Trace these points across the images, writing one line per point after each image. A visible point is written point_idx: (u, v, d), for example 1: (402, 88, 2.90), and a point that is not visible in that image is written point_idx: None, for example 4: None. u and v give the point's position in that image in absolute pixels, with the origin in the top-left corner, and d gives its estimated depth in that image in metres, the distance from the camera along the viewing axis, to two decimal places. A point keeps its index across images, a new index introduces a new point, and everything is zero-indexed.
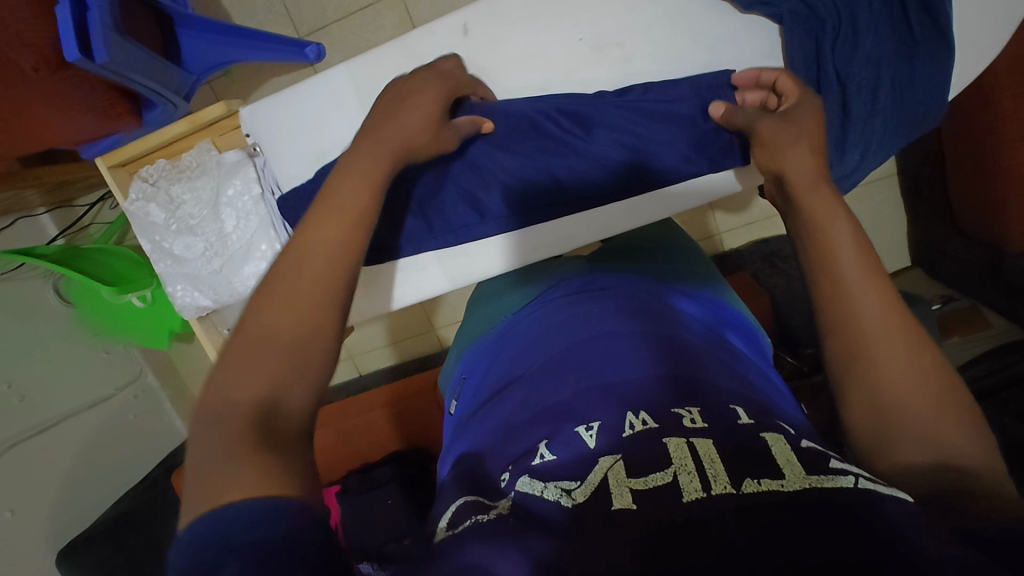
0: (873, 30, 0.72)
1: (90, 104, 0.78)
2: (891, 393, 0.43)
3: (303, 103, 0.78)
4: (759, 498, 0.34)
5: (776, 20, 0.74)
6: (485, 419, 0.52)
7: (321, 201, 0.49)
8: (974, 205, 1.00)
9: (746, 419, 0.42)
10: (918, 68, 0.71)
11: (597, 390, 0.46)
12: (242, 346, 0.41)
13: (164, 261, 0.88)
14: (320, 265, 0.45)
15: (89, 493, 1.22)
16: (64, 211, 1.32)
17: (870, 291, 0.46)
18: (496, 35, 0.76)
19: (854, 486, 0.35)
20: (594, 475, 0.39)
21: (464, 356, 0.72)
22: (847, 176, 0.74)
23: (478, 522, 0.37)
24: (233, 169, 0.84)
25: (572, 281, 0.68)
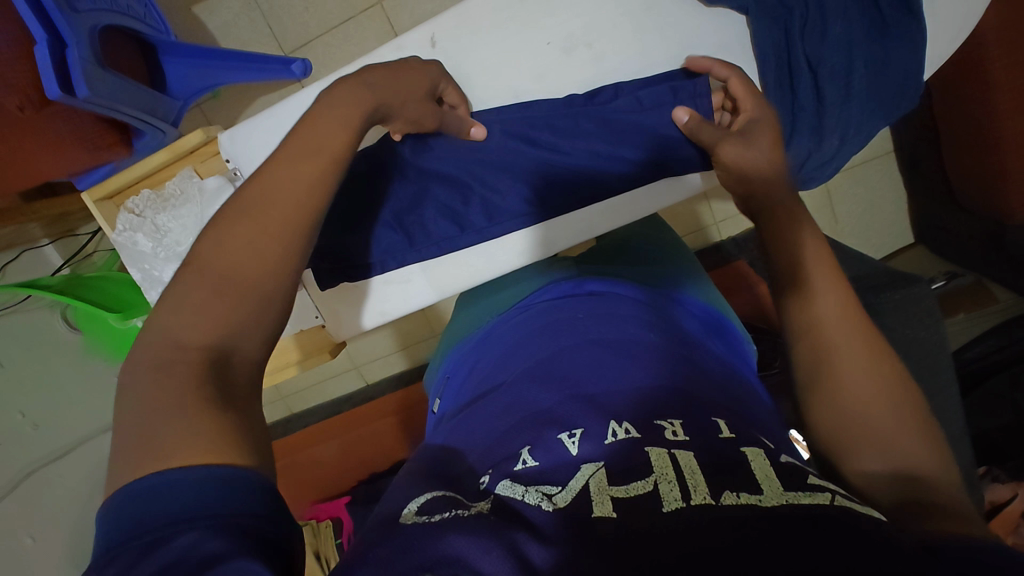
0: (842, 14, 0.71)
1: (82, 139, 0.80)
2: (857, 406, 0.48)
3: (278, 125, 0.78)
4: (737, 509, 0.35)
5: (742, 11, 0.73)
6: (468, 423, 0.53)
7: (290, 141, 0.50)
8: (972, 179, 0.98)
9: (726, 431, 0.43)
10: (892, 47, 0.71)
11: (579, 398, 0.47)
12: (200, 286, 0.41)
13: (155, 289, 0.88)
14: (281, 219, 0.45)
15: None
16: (67, 240, 1.34)
17: (837, 314, 0.53)
18: (466, 44, 0.75)
19: (831, 502, 0.36)
20: (576, 481, 0.39)
21: (447, 358, 0.74)
22: (825, 164, 0.76)
23: (455, 516, 0.38)
24: (213, 195, 0.85)
25: (558, 282, 0.69)
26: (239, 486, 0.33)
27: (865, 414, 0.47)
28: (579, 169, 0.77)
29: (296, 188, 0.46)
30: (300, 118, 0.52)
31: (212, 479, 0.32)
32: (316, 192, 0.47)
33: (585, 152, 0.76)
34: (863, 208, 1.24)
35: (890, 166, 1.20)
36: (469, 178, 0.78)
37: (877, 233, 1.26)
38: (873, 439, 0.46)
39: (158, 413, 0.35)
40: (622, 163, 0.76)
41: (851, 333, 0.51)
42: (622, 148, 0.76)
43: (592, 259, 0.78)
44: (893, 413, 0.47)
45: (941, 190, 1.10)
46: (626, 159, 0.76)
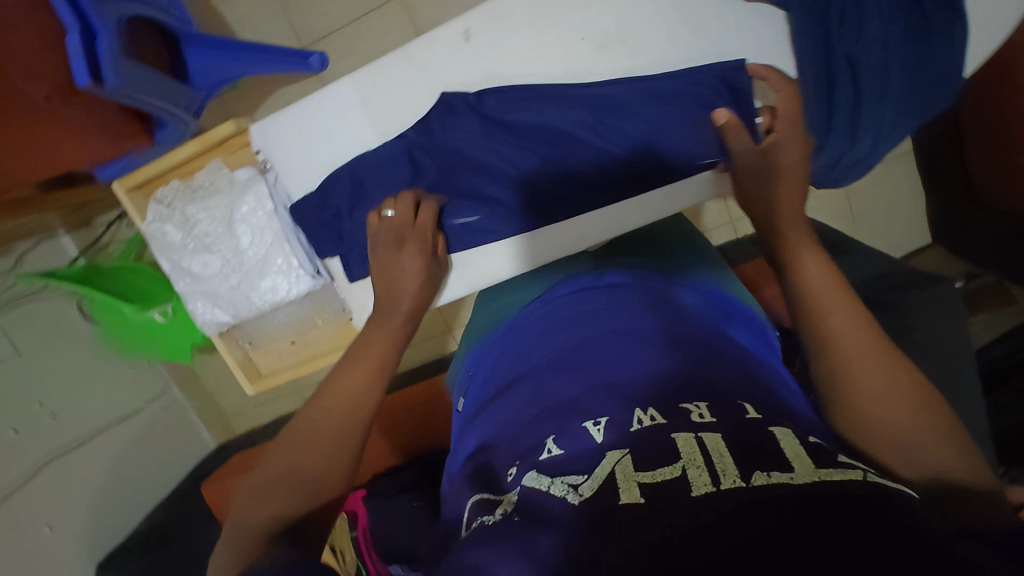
0: (881, 14, 0.70)
1: (103, 130, 0.79)
2: (871, 417, 0.47)
3: (311, 116, 0.78)
4: (768, 488, 0.35)
5: (781, 6, 0.72)
6: (495, 417, 0.53)
7: (356, 351, 0.63)
8: (994, 179, 0.97)
9: (753, 413, 0.43)
10: (931, 48, 0.70)
11: (604, 386, 0.47)
12: (277, 465, 0.54)
13: (183, 279, 0.89)
14: (342, 415, 0.57)
15: (123, 504, 1.25)
16: (83, 230, 1.35)
17: (844, 321, 0.52)
18: (498, 38, 0.75)
19: (863, 479, 0.36)
20: (601, 469, 0.40)
21: (469, 355, 0.74)
22: (857, 164, 0.75)
23: (485, 525, 0.39)
24: (244, 186, 0.86)
25: (579, 276, 0.69)
26: None
27: (881, 412, 0.47)
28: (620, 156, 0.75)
29: (362, 371, 0.61)
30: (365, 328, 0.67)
31: None
32: (378, 377, 0.61)
33: (622, 142, 0.75)
34: (880, 208, 1.24)
35: (910, 165, 1.20)
36: (495, 164, 0.76)
37: (895, 232, 1.25)
38: (895, 442, 0.46)
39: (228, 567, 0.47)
40: (658, 155, 0.75)
41: (864, 337, 0.51)
42: (659, 141, 0.74)
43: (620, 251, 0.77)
44: (902, 394, 0.48)
45: (963, 188, 1.09)
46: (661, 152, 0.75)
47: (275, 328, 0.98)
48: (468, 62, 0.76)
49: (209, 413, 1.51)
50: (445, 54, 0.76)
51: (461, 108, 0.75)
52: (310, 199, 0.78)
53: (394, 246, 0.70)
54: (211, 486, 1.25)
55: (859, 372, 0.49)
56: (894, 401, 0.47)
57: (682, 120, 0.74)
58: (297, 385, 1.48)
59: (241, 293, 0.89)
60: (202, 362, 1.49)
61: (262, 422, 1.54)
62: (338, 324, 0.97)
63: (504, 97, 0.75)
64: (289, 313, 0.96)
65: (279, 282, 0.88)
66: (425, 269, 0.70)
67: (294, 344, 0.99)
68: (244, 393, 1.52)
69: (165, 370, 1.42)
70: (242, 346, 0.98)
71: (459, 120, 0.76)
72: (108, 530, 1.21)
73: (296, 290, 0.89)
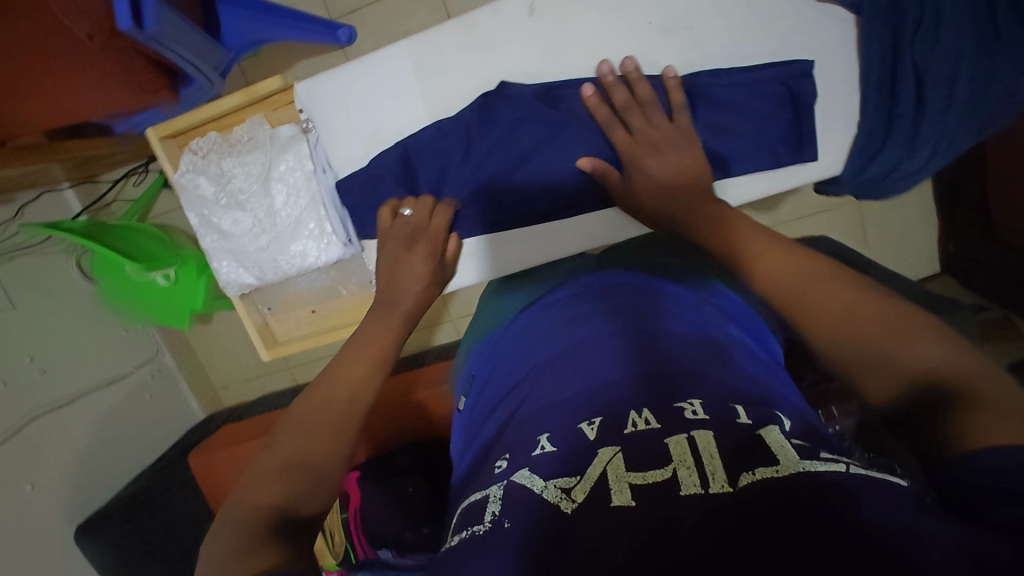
0: (955, 23, 0.66)
1: (130, 79, 0.77)
2: (843, 339, 0.46)
3: (362, 82, 0.76)
4: (755, 490, 0.33)
5: (855, 10, 0.69)
6: (494, 424, 0.51)
7: (353, 346, 0.61)
8: (1015, 212, 0.98)
9: (745, 417, 0.40)
10: (999, 63, 0.66)
11: (599, 386, 0.45)
12: (282, 450, 0.51)
13: (211, 236, 0.88)
14: (351, 401, 0.55)
15: (106, 470, 1.22)
16: (87, 187, 1.32)
17: (782, 267, 0.51)
18: (559, 16, 0.72)
19: (846, 471, 0.34)
20: (593, 469, 0.37)
21: (472, 356, 0.72)
22: (912, 175, 0.72)
23: (475, 535, 0.36)
24: (285, 144, 0.84)
25: (583, 278, 0.67)
26: None
27: (846, 327, 0.46)
28: None
29: (367, 355, 0.59)
30: (369, 318, 0.65)
31: None
32: (379, 366, 0.59)
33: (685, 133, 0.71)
34: (892, 233, 1.24)
35: (926, 193, 1.20)
36: (541, 145, 0.74)
37: (905, 258, 1.26)
38: (864, 351, 0.45)
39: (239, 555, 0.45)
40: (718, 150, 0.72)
41: (806, 273, 0.50)
42: (717, 138, 0.72)
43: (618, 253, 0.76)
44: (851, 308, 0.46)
45: (979, 218, 1.09)
46: (722, 148, 0.72)
47: (298, 295, 0.96)
48: (526, 39, 0.73)
49: (199, 383, 1.47)
50: (503, 27, 0.73)
51: (523, 95, 0.73)
52: (358, 180, 0.77)
53: (405, 246, 0.69)
54: (198, 458, 1.22)
55: (815, 300, 0.48)
56: (872, 320, 0.45)
57: (740, 120, 0.72)
58: (291, 363, 1.45)
59: (268, 255, 0.88)
60: (196, 331, 1.45)
61: (251, 398, 1.51)
62: (361, 296, 0.95)
63: (561, 82, 0.74)
64: (315, 280, 0.95)
65: (309, 247, 0.87)
66: (431, 273, 0.68)
67: (314, 313, 0.97)
68: (236, 367, 1.48)
69: (159, 335, 1.39)
70: (261, 311, 0.97)
71: (506, 102, 0.73)
72: (89, 493, 1.18)
73: (325, 257, 0.87)
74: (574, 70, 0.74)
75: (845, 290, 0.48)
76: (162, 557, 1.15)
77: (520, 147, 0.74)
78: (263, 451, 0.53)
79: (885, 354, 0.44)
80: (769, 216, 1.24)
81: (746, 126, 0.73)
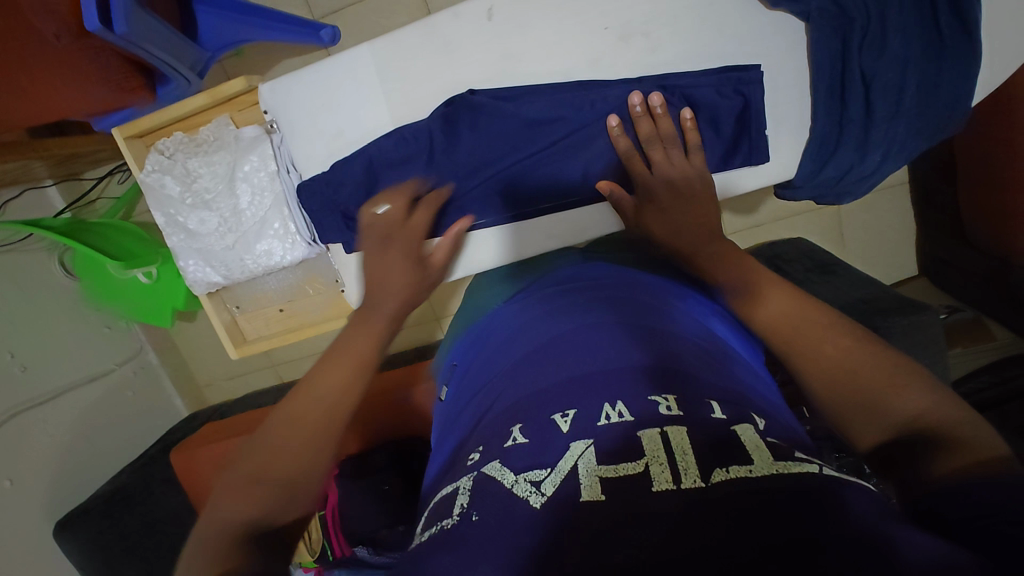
0: (901, 30, 0.67)
1: (104, 77, 0.78)
2: (831, 382, 0.48)
3: (320, 85, 0.77)
4: (729, 489, 0.33)
5: (803, 17, 0.70)
6: (469, 418, 0.51)
7: (333, 349, 0.58)
8: (984, 217, 0.99)
9: (719, 411, 0.40)
10: (944, 69, 0.67)
11: (573, 379, 0.44)
12: (255, 462, 0.52)
13: (177, 235, 0.89)
14: (327, 414, 0.54)
15: (86, 466, 1.22)
16: (71, 183, 1.32)
17: (785, 306, 0.53)
18: (520, 20, 0.73)
19: (820, 473, 0.35)
20: (565, 462, 0.37)
21: (454, 344, 0.73)
22: (866, 178, 0.73)
23: (444, 529, 0.36)
24: (250, 144, 0.85)
25: (562, 275, 0.68)
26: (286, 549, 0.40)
27: (841, 368, 0.48)
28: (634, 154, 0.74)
29: (350, 363, 0.57)
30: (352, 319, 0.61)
31: None
32: (360, 374, 0.57)
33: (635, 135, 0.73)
34: (868, 236, 1.26)
35: (903, 197, 1.21)
36: (489, 159, 0.76)
37: (882, 261, 1.27)
38: (856, 397, 0.47)
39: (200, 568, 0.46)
40: None
41: (803, 311, 0.52)
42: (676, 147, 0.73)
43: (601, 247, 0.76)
44: (845, 352, 0.49)
45: (952, 223, 1.11)
46: None
47: (265, 294, 0.97)
48: (487, 43, 0.74)
49: (183, 380, 1.48)
50: (468, 32, 0.74)
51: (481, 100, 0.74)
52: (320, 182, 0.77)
53: (381, 241, 0.64)
54: (179, 454, 1.23)
55: (813, 337, 0.50)
56: (856, 369, 0.48)
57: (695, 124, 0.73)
58: (274, 360, 1.45)
59: (235, 254, 0.89)
60: (179, 329, 1.46)
61: (235, 395, 1.51)
62: (329, 295, 0.96)
63: (515, 87, 0.75)
64: (282, 279, 0.96)
65: (274, 247, 0.88)
66: (413, 272, 0.63)
67: (282, 312, 0.98)
68: (218, 364, 1.49)
69: (142, 333, 1.39)
70: (229, 309, 0.98)
71: (460, 109, 0.74)
72: (67, 490, 1.18)
73: (291, 256, 0.88)
74: (540, 74, 0.75)
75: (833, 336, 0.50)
76: (142, 553, 1.16)
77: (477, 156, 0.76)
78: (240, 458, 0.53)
79: (872, 399, 0.46)
80: (749, 218, 1.25)
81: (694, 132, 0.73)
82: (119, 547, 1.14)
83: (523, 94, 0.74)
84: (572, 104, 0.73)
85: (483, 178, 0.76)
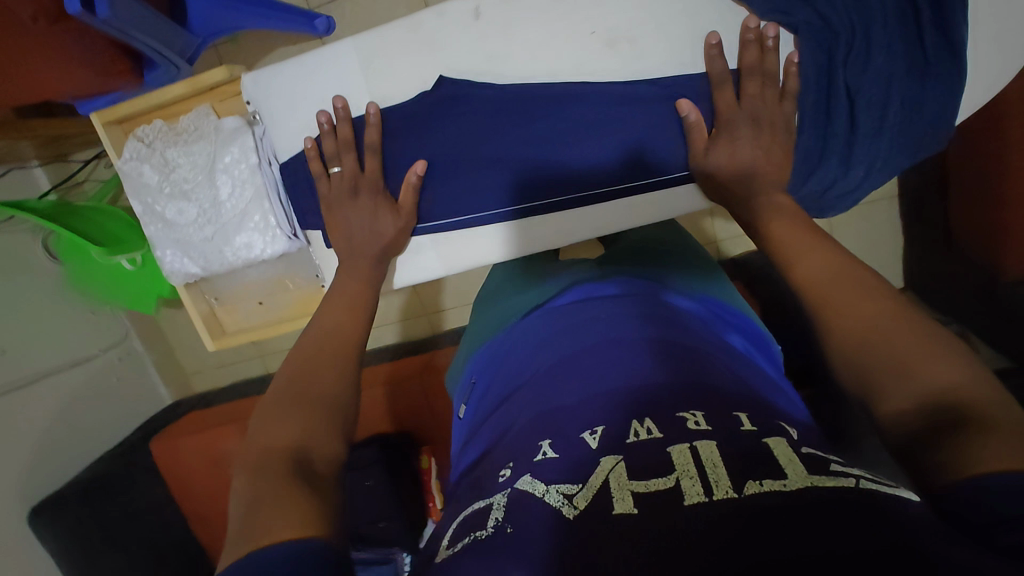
0: (886, 46, 0.67)
1: (88, 61, 0.77)
2: (855, 346, 0.42)
3: (302, 76, 0.76)
4: (761, 502, 0.30)
5: (792, 30, 0.68)
6: (490, 430, 0.46)
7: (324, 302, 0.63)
8: (975, 231, 0.98)
9: (748, 424, 0.36)
10: (929, 89, 0.67)
11: (601, 394, 0.41)
12: (282, 403, 0.48)
13: (154, 224, 0.88)
14: (335, 353, 0.54)
15: (67, 452, 1.21)
16: (59, 165, 1.31)
17: (822, 269, 0.48)
18: (509, 20, 0.72)
19: (860, 485, 0.31)
20: (595, 477, 0.34)
21: (473, 358, 0.63)
22: (850, 193, 0.73)
23: (475, 540, 0.33)
24: (229, 136, 0.83)
25: (582, 281, 0.60)
26: (307, 547, 0.36)
27: (866, 333, 0.42)
28: (608, 157, 0.74)
29: (346, 313, 0.61)
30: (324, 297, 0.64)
31: (298, 552, 0.36)
32: (359, 312, 0.62)
33: (610, 136, 0.73)
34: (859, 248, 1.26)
35: (894, 209, 1.22)
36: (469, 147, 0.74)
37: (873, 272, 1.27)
38: (880, 364, 0.40)
39: (257, 498, 0.40)
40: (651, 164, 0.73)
41: (843, 274, 0.46)
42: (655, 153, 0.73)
43: (621, 254, 0.70)
44: (874, 315, 0.43)
45: (941, 236, 1.11)
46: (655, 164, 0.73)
47: (245, 286, 0.96)
48: (476, 42, 0.73)
49: (168, 369, 1.47)
50: (456, 31, 0.73)
51: (461, 94, 0.74)
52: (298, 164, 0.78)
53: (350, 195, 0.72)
54: (161, 444, 1.27)
55: (842, 303, 0.44)
56: (879, 335, 0.41)
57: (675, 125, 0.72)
58: (263, 351, 1.44)
59: (214, 246, 0.88)
60: (166, 316, 1.45)
61: (221, 384, 1.50)
62: (308, 289, 0.95)
63: (496, 82, 0.74)
64: (262, 271, 0.95)
65: (254, 239, 0.87)
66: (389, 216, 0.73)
67: (262, 305, 0.97)
68: (205, 352, 1.48)
69: (128, 319, 1.39)
70: (208, 300, 0.97)
71: (431, 100, 0.74)
72: (46, 478, 1.16)
73: (271, 250, 0.87)
74: (527, 73, 0.74)
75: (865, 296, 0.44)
76: (122, 541, 1.17)
77: (455, 149, 0.74)
78: (257, 411, 0.48)
79: (904, 362, 0.39)
80: None
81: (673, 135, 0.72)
82: (97, 536, 1.13)
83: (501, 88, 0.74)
84: (547, 99, 0.73)
85: (457, 168, 0.75)
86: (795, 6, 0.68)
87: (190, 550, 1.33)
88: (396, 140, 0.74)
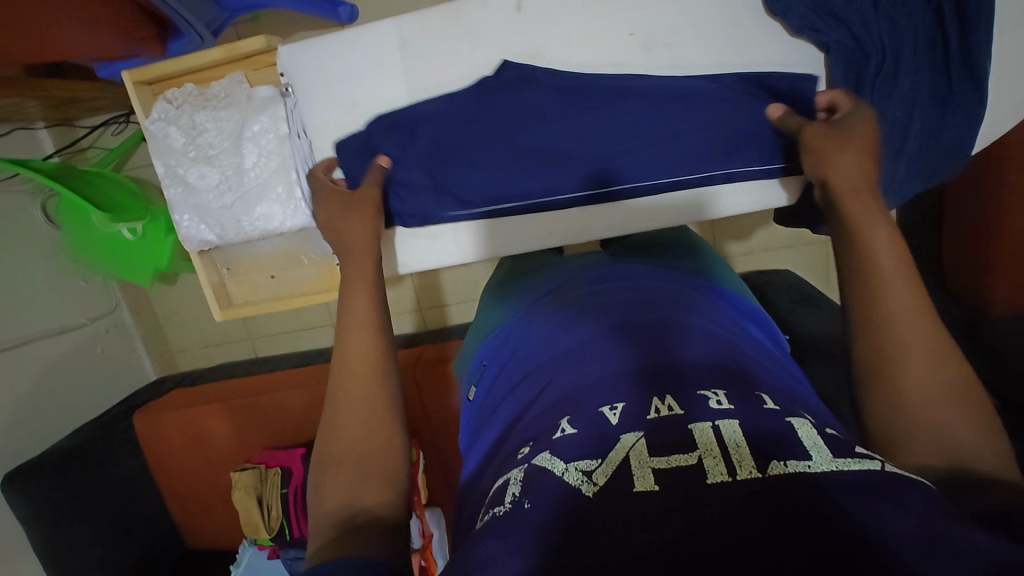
0: (913, 72, 0.69)
1: (117, 25, 0.77)
2: (910, 398, 0.40)
3: (340, 54, 0.76)
4: (785, 482, 0.31)
5: (823, 48, 0.72)
6: (507, 411, 0.46)
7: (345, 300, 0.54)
8: (965, 266, 1.01)
9: (771, 403, 0.37)
10: (948, 117, 0.70)
11: (621, 374, 0.41)
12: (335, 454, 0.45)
13: (175, 188, 0.88)
14: (369, 373, 0.49)
15: (49, 417, 1.18)
16: (64, 129, 1.29)
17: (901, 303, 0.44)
18: (547, 15, 0.74)
19: (882, 471, 0.32)
20: (615, 453, 0.34)
21: (483, 343, 0.64)
22: None
23: (494, 517, 0.34)
24: (262, 105, 0.85)
25: (595, 270, 0.61)
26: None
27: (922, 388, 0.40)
28: (634, 154, 0.75)
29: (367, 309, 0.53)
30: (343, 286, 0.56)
31: None
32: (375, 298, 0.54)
33: (638, 134, 0.74)
34: None
35: None
36: (499, 131, 0.75)
37: None
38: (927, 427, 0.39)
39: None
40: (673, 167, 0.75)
41: (920, 322, 0.43)
42: (679, 157, 0.74)
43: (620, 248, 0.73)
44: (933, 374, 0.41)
45: None
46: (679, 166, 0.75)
47: (257, 258, 0.96)
48: (514, 33, 0.74)
49: (155, 344, 1.45)
50: (494, 22, 0.74)
51: (498, 83, 0.74)
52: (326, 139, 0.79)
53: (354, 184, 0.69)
54: (143, 417, 1.25)
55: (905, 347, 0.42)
56: (932, 391, 0.40)
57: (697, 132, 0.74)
58: (254, 334, 1.43)
59: (231, 214, 0.88)
60: (159, 292, 1.44)
61: (207, 364, 1.49)
62: (323, 263, 0.95)
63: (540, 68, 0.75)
64: (276, 245, 0.95)
65: (274, 211, 0.88)
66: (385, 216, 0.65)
67: (274, 279, 0.97)
68: (194, 330, 1.46)
69: (119, 291, 1.37)
70: (219, 271, 0.96)
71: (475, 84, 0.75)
72: (21, 441, 1.12)
73: (290, 223, 0.88)
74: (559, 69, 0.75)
75: (932, 357, 0.41)
76: (93, 514, 1.14)
77: (480, 137, 0.75)
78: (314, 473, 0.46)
79: (943, 430, 0.39)
80: (740, 244, 1.26)
81: (699, 139, 0.74)
82: (68, 506, 1.10)
83: (537, 76, 0.74)
84: (571, 94, 0.74)
85: (485, 155, 0.76)
86: (830, 25, 0.70)
87: (160, 528, 1.31)
88: (429, 124, 0.75)
